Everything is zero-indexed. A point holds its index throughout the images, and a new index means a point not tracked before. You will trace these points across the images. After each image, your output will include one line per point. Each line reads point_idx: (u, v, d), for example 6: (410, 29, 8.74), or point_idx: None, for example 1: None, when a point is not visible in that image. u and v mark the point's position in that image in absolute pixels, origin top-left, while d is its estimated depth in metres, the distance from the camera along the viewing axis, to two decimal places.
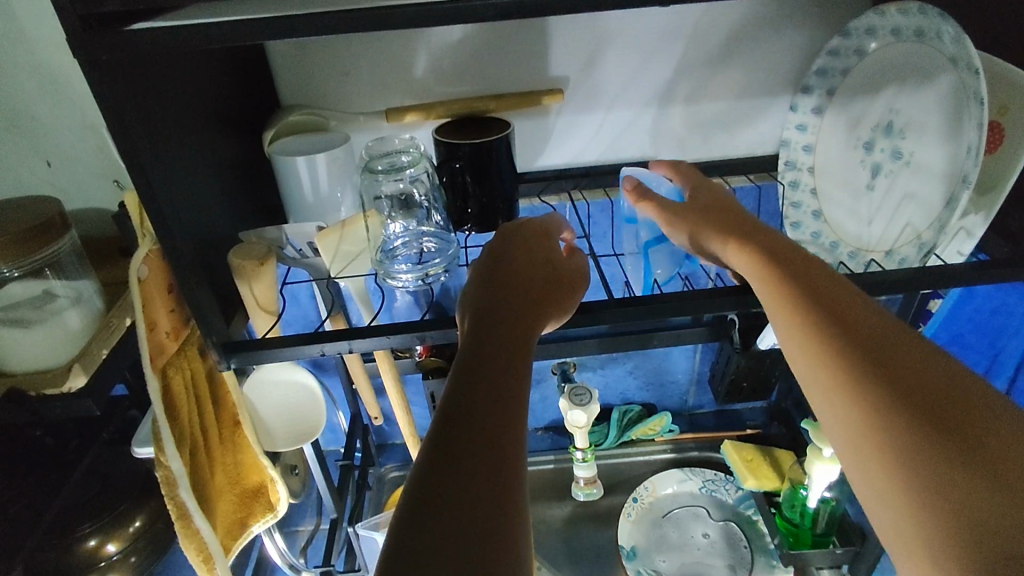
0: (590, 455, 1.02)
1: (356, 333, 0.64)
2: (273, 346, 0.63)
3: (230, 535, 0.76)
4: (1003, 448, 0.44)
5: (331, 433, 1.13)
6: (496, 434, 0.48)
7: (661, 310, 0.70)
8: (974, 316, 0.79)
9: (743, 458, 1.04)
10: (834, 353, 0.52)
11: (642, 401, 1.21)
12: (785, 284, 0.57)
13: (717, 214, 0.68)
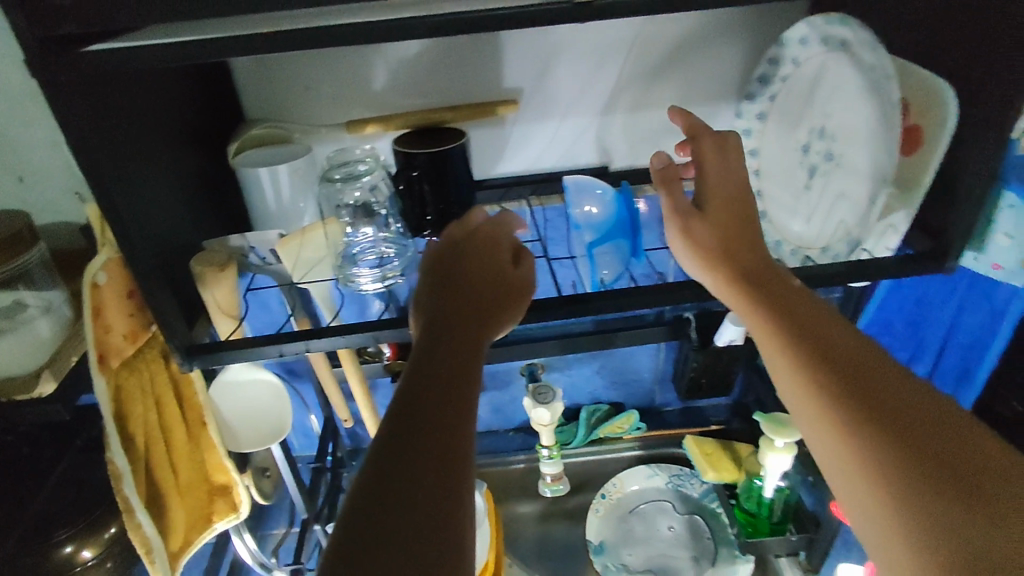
0: (557, 453, 1.04)
1: (315, 334, 0.67)
2: (236, 349, 0.66)
3: (191, 533, 0.78)
4: (976, 467, 0.47)
5: (306, 437, 1.16)
6: (439, 451, 0.50)
7: (610, 308, 0.73)
8: (903, 305, 0.88)
9: (703, 452, 1.07)
10: (819, 373, 0.55)
11: (611, 400, 1.25)
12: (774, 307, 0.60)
13: (722, 225, 0.67)
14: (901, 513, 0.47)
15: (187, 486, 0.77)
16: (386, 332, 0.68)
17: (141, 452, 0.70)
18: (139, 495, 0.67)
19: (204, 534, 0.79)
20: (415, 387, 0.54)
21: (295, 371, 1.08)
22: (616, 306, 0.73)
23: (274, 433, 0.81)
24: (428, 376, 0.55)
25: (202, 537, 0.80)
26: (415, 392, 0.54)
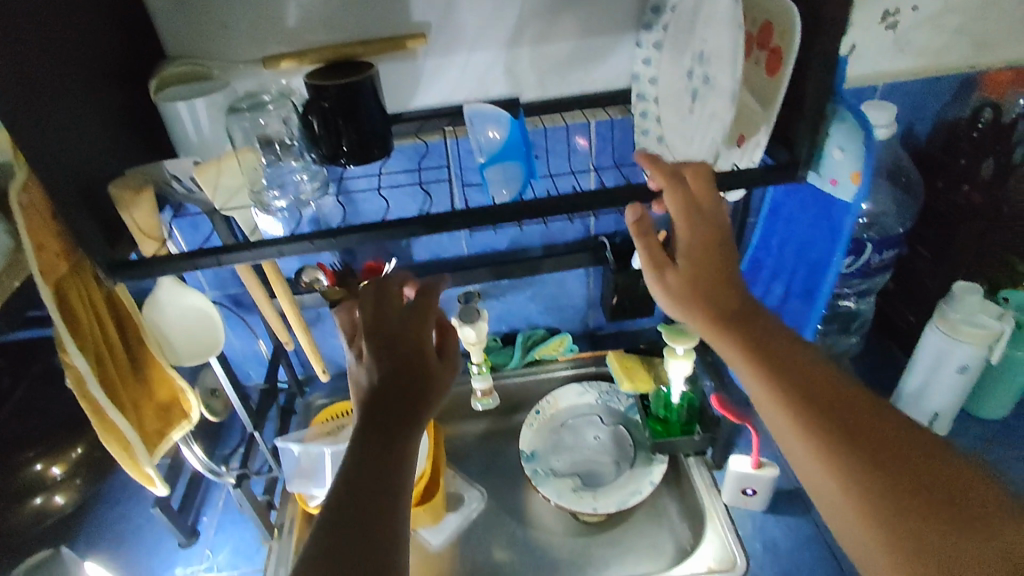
0: (486, 368, 1.13)
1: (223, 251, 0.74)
2: (152, 266, 0.73)
3: (150, 443, 0.86)
4: (944, 477, 0.55)
5: (260, 366, 1.24)
6: (386, 497, 0.58)
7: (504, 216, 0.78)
8: (778, 226, 0.95)
9: (622, 365, 1.17)
10: (795, 402, 0.63)
11: (546, 324, 1.35)
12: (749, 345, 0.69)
13: (700, 273, 0.74)
14: (868, 520, 0.55)
15: (140, 397, 0.85)
16: (288, 249, 0.76)
17: (95, 359, 0.76)
18: (101, 392, 0.74)
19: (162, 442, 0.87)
20: (395, 449, 0.61)
21: (242, 304, 1.15)
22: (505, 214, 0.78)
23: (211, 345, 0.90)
24: (374, 429, 0.62)
25: (162, 448, 0.88)
26: (393, 454, 0.61)
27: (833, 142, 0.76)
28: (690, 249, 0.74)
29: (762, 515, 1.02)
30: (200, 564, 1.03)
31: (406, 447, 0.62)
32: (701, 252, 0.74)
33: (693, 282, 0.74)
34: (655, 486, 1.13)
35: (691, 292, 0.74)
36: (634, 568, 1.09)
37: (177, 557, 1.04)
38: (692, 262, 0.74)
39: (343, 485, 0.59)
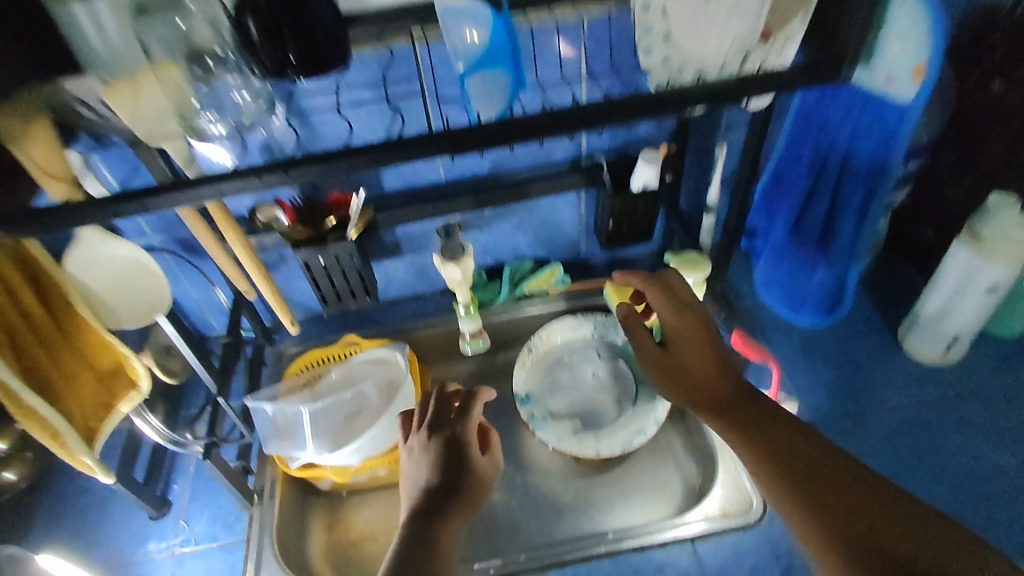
0: (474, 309, 1.02)
1: (156, 192, 0.61)
2: (72, 214, 0.60)
3: (94, 419, 0.75)
4: (936, 557, 0.57)
5: (222, 315, 1.13)
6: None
7: (494, 137, 0.64)
8: (827, 111, 0.92)
9: (623, 297, 1.07)
10: (785, 486, 0.66)
11: (535, 255, 1.23)
12: (744, 425, 0.72)
13: (692, 381, 0.79)
14: None
15: (76, 368, 0.73)
16: (229, 187, 0.62)
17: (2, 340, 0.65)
18: (13, 383, 0.63)
19: (108, 416, 0.76)
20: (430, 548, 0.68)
21: (193, 249, 1.01)
22: (496, 133, 0.64)
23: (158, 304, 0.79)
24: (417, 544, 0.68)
25: (111, 422, 0.77)
26: (433, 531, 0.69)
27: (891, 31, 0.80)
28: (677, 337, 0.83)
29: None
30: (174, 537, 0.95)
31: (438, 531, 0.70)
32: (686, 343, 0.82)
33: (675, 369, 0.81)
34: (659, 424, 1.07)
35: (675, 370, 0.81)
36: (639, 508, 1.04)
37: (149, 531, 0.96)
38: (679, 354, 0.82)
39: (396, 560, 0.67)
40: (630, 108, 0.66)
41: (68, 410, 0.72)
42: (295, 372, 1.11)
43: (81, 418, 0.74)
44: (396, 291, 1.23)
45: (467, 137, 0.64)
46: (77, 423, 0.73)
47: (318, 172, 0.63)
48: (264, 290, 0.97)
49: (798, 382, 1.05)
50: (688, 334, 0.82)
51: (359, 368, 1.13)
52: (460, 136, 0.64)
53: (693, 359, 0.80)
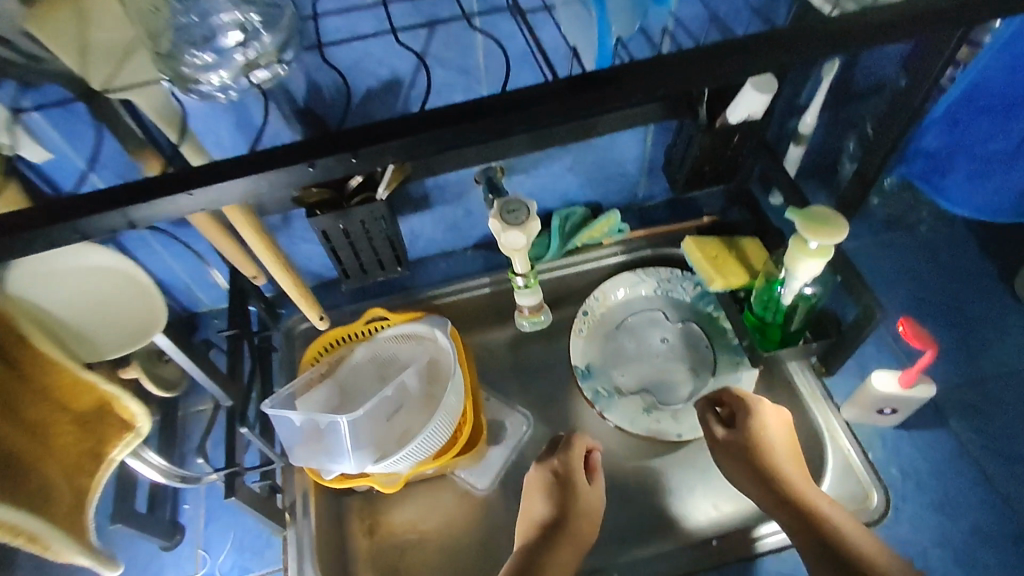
0: (534, 281, 0.85)
1: (191, 182, 0.50)
2: (88, 212, 0.49)
3: (79, 475, 0.60)
4: None
5: (215, 292, 0.93)
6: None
7: (604, 98, 0.51)
8: None
9: (707, 256, 0.90)
10: None
11: (586, 200, 1.03)
12: (818, 552, 0.71)
13: (763, 494, 0.77)
14: None
15: (50, 418, 0.58)
16: (269, 177, 0.50)
17: None
18: None
19: (100, 467, 0.61)
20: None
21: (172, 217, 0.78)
22: (602, 87, 0.51)
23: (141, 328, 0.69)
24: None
25: (102, 473, 0.62)
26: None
27: None
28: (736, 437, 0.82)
29: (892, 432, 0.86)
30: (195, 570, 0.81)
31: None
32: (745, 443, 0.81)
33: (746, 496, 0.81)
34: None
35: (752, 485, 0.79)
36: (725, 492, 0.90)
37: (164, 564, 0.81)
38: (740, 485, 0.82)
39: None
40: (762, 56, 0.52)
41: (47, 484, 0.56)
42: (308, 364, 0.92)
43: (64, 481, 0.58)
44: (423, 248, 1.02)
45: (567, 106, 0.51)
46: (64, 494, 0.58)
47: (378, 154, 0.50)
48: (288, 285, 0.74)
49: (907, 347, 0.91)
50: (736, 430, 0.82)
51: (386, 346, 0.94)
52: (557, 92, 0.51)
53: (763, 461, 0.78)
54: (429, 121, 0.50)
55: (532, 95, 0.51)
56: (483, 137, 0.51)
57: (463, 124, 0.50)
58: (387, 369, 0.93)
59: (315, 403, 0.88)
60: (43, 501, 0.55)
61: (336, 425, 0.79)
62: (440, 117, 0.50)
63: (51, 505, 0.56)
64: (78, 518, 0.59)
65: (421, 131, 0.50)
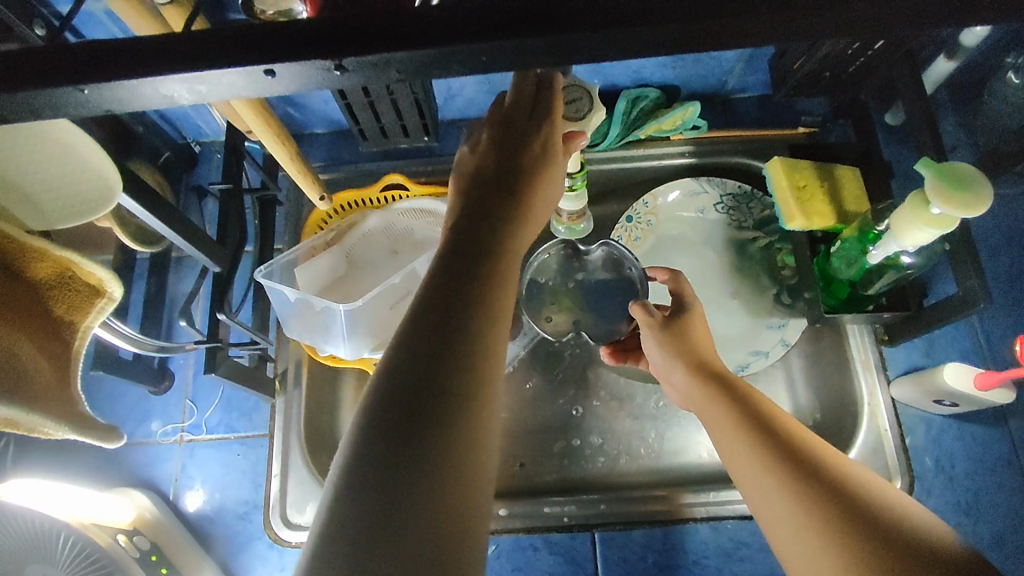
0: (581, 184, 0.71)
1: (108, 78, 0.32)
2: (26, 82, 0.31)
3: (53, 344, 0.51)
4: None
5: (209, 123, 0.80)
6: (455, 480, 0.39)
7: (725, 34, 0.33)
8: None
9: (793, 186, 0.76)
10: (769, 467, 0.53)
11: (663, 82, 0.83)
12: (736, 414, 0.57)
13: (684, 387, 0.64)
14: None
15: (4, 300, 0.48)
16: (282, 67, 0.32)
17: None
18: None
19: (82, 334, 0.53)
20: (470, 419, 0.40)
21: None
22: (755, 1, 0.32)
23: (107, 195, 0.51)
24: (403, 383, 0.41)
25: (82, 342, 0.53)
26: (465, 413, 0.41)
27: None
28: (675, 330, 0.64)
29: (940, 420, 0.77)
30: (182, 420, 0.80)
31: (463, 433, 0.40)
32: (684, 336, 0.64)
33: (477, 209, 0.49)
34: (786, 349, 0.81)
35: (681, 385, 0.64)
36: None
37: (152, 407, 0.80)
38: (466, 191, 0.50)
39: (372, 499, 0.38)
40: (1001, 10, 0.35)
41: (16, 359, 0.48)
42: (313, 229, 0.82)
43: (38, 352, 0.50)
44: (458, 109, 0.86)
45: (699, 40, 0.33)
46: (40, 368, 0.50)
47: (429, 63, 0.33)
48: (280, 157, 0.63)
49: (991, 331, 0.77)
50: (501, 129, 0.52)
51: (403, 219, 0.83)
52: None
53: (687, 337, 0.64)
54: (471, 21, 0.32)
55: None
56: (557, 61, 0.34)
57: (570, 33, 0.32)
58: (400, 244, 0.83)
59: (318, 272, 0.79)
60: (20, 382, 0.48)
61: (332, 311, 0.72)
62: (492, 14, 0.32)
63: (26, 382, 0.48)
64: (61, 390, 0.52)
65: (445, 41, 0.32)
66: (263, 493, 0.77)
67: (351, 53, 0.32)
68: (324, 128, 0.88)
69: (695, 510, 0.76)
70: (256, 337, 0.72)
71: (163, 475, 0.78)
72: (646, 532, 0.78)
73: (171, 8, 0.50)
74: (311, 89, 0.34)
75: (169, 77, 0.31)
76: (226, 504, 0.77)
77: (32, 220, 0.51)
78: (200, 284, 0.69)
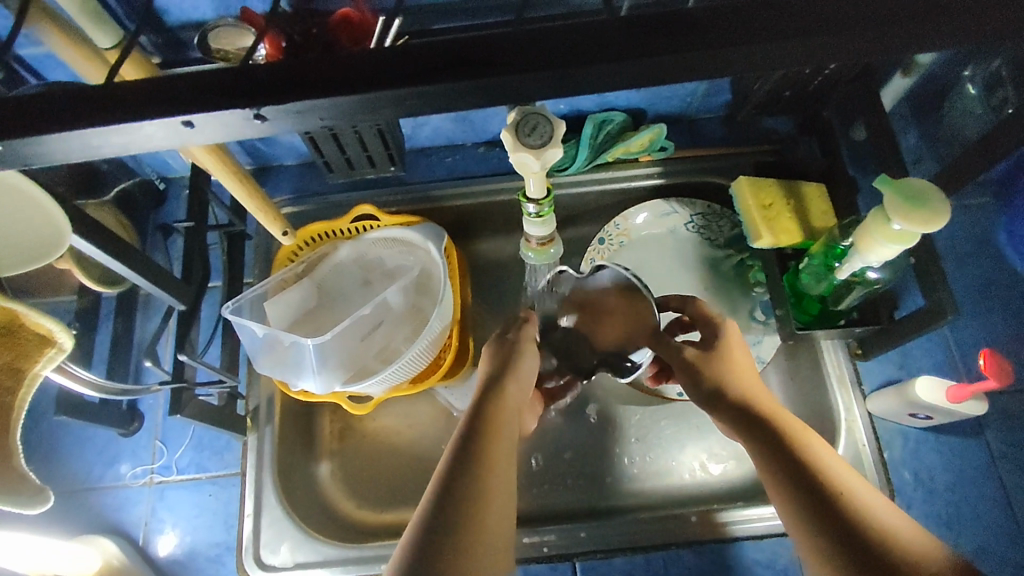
0: (548, 211, 0.64)
1: (24, 129, 0.31)
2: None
3: None
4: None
5: (174, 159, 0.79)
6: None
7: (656, 72, 0.33)
8: None
9: (759, 204, 0.77)
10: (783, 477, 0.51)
11: (628, 105, 0.83)
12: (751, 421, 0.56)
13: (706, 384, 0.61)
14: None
15: None
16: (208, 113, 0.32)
17: None
18: None
19: (28, 382, 0.53)
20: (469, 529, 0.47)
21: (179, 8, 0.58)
22: (686, 38, 0.32)
23: (58, 238, 0.50)
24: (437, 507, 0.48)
25: (27, 390, 0.53)
26: (469, 502, 0.49)
27: None
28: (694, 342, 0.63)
29: (918, 432, 0.77)
30: (151, 462, 0.78)
31: (467, 535, 0.47)
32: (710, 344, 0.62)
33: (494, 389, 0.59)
34: (762, 366, 0.81)
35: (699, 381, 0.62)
36: (716, 453, 0.80)
37: (121, 450, 0.79)
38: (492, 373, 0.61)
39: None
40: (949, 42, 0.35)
41: None
42: (283, 264, 0.81)
43: None
44: (426, 138, 0.86)
45: (631, 77, 0.33)
46: None
47: (362, 106, 0.33)
48: (241, 195, 0.62)
49: (963, 342, 0.78)
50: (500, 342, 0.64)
51: (374, 249, 0.82)
52: (627, 24, 0.33)
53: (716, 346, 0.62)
54: (403, 65, 0.32)
55: (573, 32, 0.32)
56: (493, 103, 0.34)
57: (501, 75, 0.32)
58: (372, 274, 0.83)
59: (288, 306, 0.78)
60: None
61: (301, 344, 0.71)
62: (419, 59, 0.32)
63: None
64: None
65: (378, 87, 0.32)
66: (236, 534, 0.75)
67: (280, 101, 0.31)
68: (293, 159, 0.88)
69: (734, 528, 0.74)
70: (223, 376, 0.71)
71: (132, 520, 0.76)
72: (628, 559, 0.77)
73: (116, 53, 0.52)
74: (245, 135, 0.33)
75: (93, 129, 0.31)
76: (197, 547, 0.75)
77: None
78: (163, 324, 0.68)
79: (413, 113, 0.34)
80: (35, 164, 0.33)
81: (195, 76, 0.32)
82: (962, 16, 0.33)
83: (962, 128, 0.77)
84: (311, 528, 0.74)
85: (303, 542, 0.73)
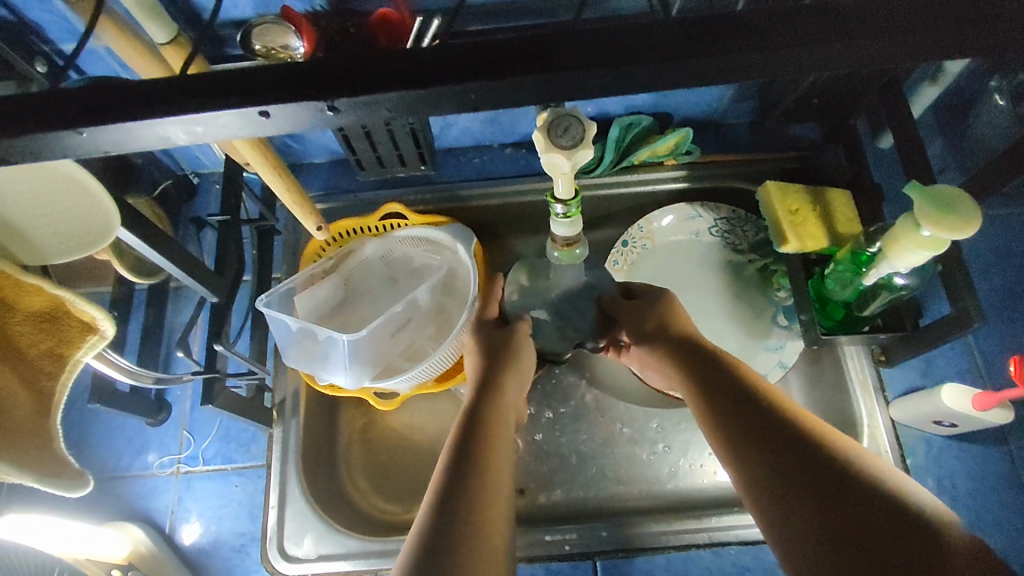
0: (576, 211, 0.64)
1: (103, 119, 0.32)
2: (21, 127, 0.32)
3: (37, 376, 0.53)
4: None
5: (207, 154, 0.81)
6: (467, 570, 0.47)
7: (702, 73, 0.34)
8: None
9: (786, 210, 0.77)
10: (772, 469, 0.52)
11: (655, 108, 0.84)
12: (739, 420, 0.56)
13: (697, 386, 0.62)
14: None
15: None
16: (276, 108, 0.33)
17: None
18: None
19: (68, 369, 0.54)
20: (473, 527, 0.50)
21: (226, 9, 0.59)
22: (733, 39, 0.33)
23: (107, 228, 0.52)
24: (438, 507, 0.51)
25: (68, 375, 0.54)
26: (468, 502, 0.52)
27: None
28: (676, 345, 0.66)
29: (940, 440, 0.77)
30: (179, 452, 0.79)
31: (469, 533, 0.49)
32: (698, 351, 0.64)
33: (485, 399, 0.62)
34: (784, 371, 0.81)
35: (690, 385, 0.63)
36: None
37: (149, 439, 0.80)
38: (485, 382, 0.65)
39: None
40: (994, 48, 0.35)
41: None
42: (311, 260, 0.83)
43: (23, 387, 0.52)
44: (454, 138, 0.87)
45: (677, 78, 0.34)
46: (21, 404, 0.51)
47: (417, 101, 0.34)
48: (279, 190, 0.64)
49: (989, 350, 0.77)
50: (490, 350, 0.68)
51: (401, 247, 0.83)
52: (677, 24, 0.33)
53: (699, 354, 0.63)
54: (455, 63, 0.33)
55: (623, 32, 0.33)
56: (542, 101, 0.35)
57: (553, 72, 0.32)
58: (398, 271, 0.84)
59: (316, 301, 0.79)
60: None
61: (331, 339, 0.72)
62: (473, 57, 0.33)
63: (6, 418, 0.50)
64: (42, 423, 0.53)
65: (434, 83, 0.32)
66: (260, 525, 0.76)
67: (344, 94, 0.32)
68: (323, 157, 0.89)
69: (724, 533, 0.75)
70: (253, 368, 0.72)
71: (159, 508, 0.77)
72: (648, 560, 0.77)
73: (170, 49, 0.52)
74: (304, 128, 0.34)
75: (168, 119, 0.32)
76: (222, 536, 0.76)
77: (28, 255, 0.54)
78: (196, 315, 0.69)
79: (464, 109, 0.35)
80: (109, 152, 0.35)
81: (259, 71, 0.33)
82: (1009, 25, 0.33)
83: (991, 136, 0.77)
84: (334, 519, 0.75)
85: (326, 535, 0.74)
